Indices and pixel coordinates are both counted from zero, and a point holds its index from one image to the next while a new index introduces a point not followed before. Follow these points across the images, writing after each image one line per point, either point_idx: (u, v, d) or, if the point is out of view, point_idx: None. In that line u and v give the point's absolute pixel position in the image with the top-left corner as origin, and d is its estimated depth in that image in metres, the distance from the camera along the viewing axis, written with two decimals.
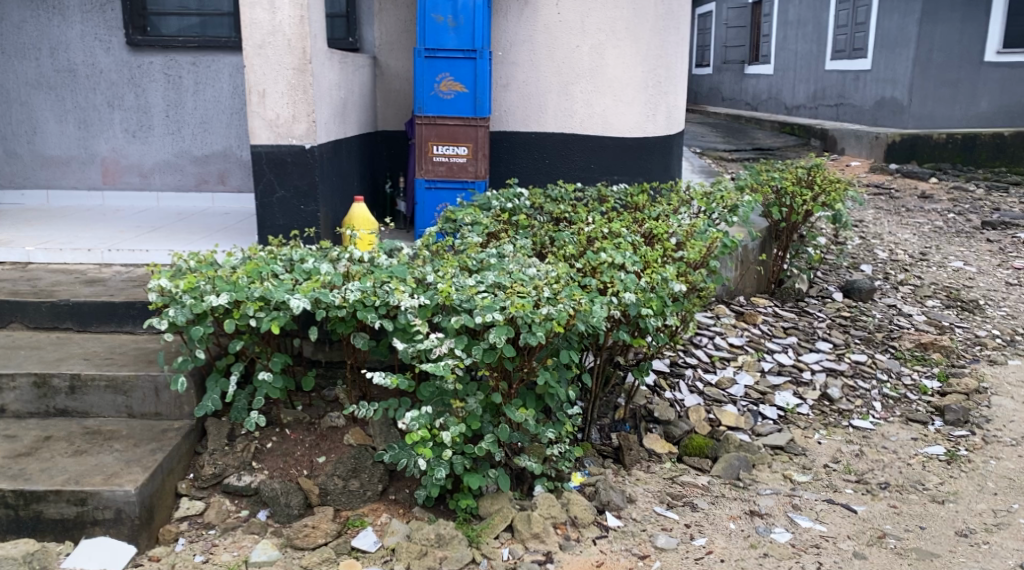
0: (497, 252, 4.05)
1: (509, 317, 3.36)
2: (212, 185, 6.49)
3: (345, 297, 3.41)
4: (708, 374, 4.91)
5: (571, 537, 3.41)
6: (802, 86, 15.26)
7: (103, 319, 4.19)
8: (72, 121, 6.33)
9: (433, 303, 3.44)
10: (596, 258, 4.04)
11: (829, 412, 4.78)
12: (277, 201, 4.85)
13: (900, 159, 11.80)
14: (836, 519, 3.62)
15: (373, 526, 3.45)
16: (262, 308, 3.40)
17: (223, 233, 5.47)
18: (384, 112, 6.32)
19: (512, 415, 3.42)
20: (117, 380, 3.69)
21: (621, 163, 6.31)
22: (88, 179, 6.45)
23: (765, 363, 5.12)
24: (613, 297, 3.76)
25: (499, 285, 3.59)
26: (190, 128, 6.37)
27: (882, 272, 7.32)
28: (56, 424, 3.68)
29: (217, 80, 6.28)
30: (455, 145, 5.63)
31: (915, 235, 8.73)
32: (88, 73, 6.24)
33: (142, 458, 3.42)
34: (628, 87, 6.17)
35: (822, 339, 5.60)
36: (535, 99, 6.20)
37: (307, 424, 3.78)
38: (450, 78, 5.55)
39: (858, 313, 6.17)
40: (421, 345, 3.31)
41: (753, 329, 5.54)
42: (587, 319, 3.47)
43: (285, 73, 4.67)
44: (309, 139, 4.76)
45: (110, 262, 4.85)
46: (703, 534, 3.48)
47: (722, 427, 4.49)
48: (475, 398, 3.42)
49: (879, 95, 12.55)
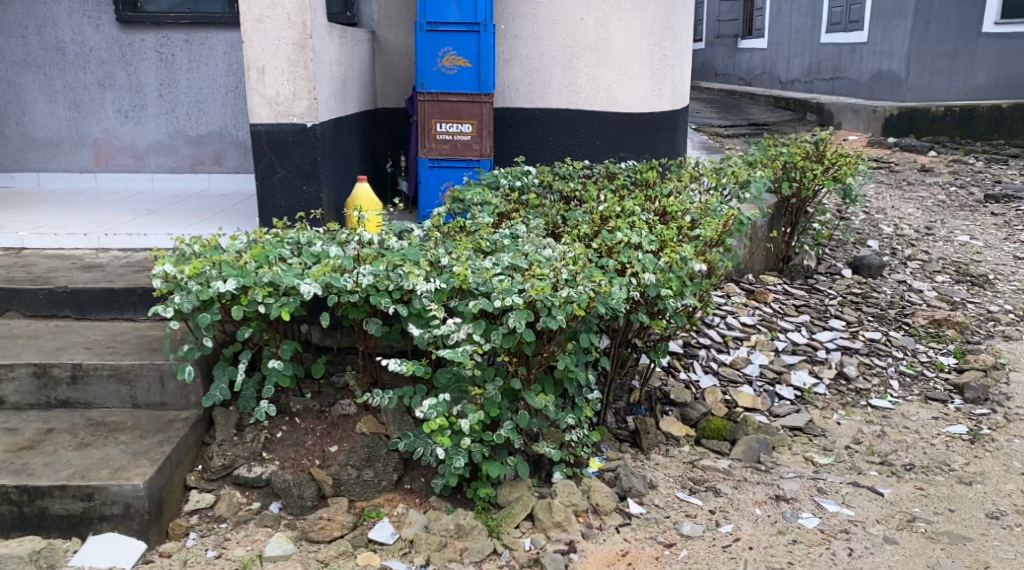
0: (511, 233, 3.94)
1: (528, 300, 3.25)
2: (207, 167, 6.34)
3: (357, 282, 3.29)
4: (722, 355, 4.80)
5: (593, 525, 3.33)
6: (797, 59, 15.10)
7: (103, 306, 4.05)
8: (61, 101, 6.14)
9: (449, 286, 3.30)
10: (612, 237, 3.95)
11: (846, 391, 4.70)
12: (278, 182, 4.69)
13: (897, 133, 11.62)
14: (863, 502, 3.54)
15: (390, 517, 3.35)
16: (271, 295, 3.27)
17: (222, 216, 5.31)
18: (384, 89, 6.16)
19: (532, 401, 3.32)
20: (120, 369, 3.56)
21: (627, 139, 6.18)
22: (80, 161, 6.27)
23: (778, 342, 5.02)
24: (632, 278, 3.66)
25: (515, 267, 3.47)
26: (184, 107, 6.20)
27: (888, 248, 7.24)
28: (58, 416, 3.55)
29: (211, 57, 6.10)
30: (459, 122, 5.49)
31: (918, 210, 8.65)
32: (78, 51, 6.05)
33: (150, 450, 3.29)
34: (634, 61, 6.03)
35: (834, 317, 5.52)
36: (539, 73, 6.05)
37: (317, 413, 3.68)
38: (453, 53, 5.39)
39: (868, 290, 6.08)
40: (438, 331, 3.20)
41: (764, 307, 5.45)
42: (607, 301, 3.37)
43: (285, 48, 4.51)
44: (310, 118, 4.61)
45: (107, 246, 4.72)
46: (729, 520, 3.39)
47: (739, 408, 4.41)
48: (493, 384, 3.30)
49: (876, 68, 12.44)
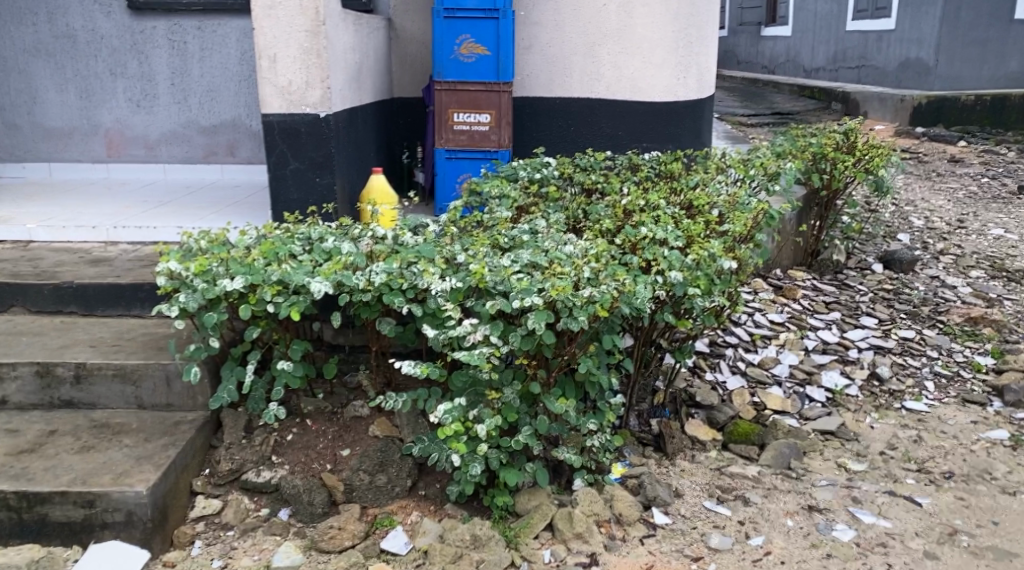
0: (530, 228, 3.77)
1: (548, 301, 3.10)
2: (220, 157, 6.21)
3: (370, 280, 3.14)
4: (750, 354, 4.63)
5: (616, 536, 3.17)
6: (822, 47, 14.79)
7: (109, 302, 3.94)
8: (73, 90, 6.04)
9: (465, 285, 3.14)
10: (636, 233, 3.79)
11: (880, 393, 4.50)
12: (291, 173, 4.54)
13: (925, 122, 11.32)
14: (900, 513, 3.36)
15: (403, 525, 3.21)
16: (280, 293, 3.13)
17: (233, 208, 5.18)
18: (401, 78, 6.00)
19: (552, 406, 3.16)
20: (125, 369, 3.43)
21: (651, 129, 5.99)
22: (92, 151, 6.16)
23: (808, 341, 4.85)
24: (658, 276, 3.50)
25: (535, 265, 3.33)
26: (197, 96, 6.07)
27: (919, 242, 7.02)
28: (61, 417, 3.44)
29: (224, 45, 5.96)
30: (477, 112, 5.32)
31: (950, 202, 8.39)
32: (88, 39, 5.94)
33: (154, 454, 3.17)
34: (658, 48, 5.80)
35: (866, 314, 5.33)
36: (560, 61, 5.89)
37: (329, 414, 3.55)
38: (471, 41, 5.22)
39: (900, 286, 5.86)
40: (454, 332, 3.04)
41: (793, 304, 5.29)
42: (631, 301, 3.21)
43: (297, 35, 4.36)
44: (324, 108, 4.46)
45: (116, 239, 4.60)
46: (760, 532, 3.22)
47: (768, 411, 4.23)
48: (511, 388, 3.15)
49: (904, 56, 12.14)
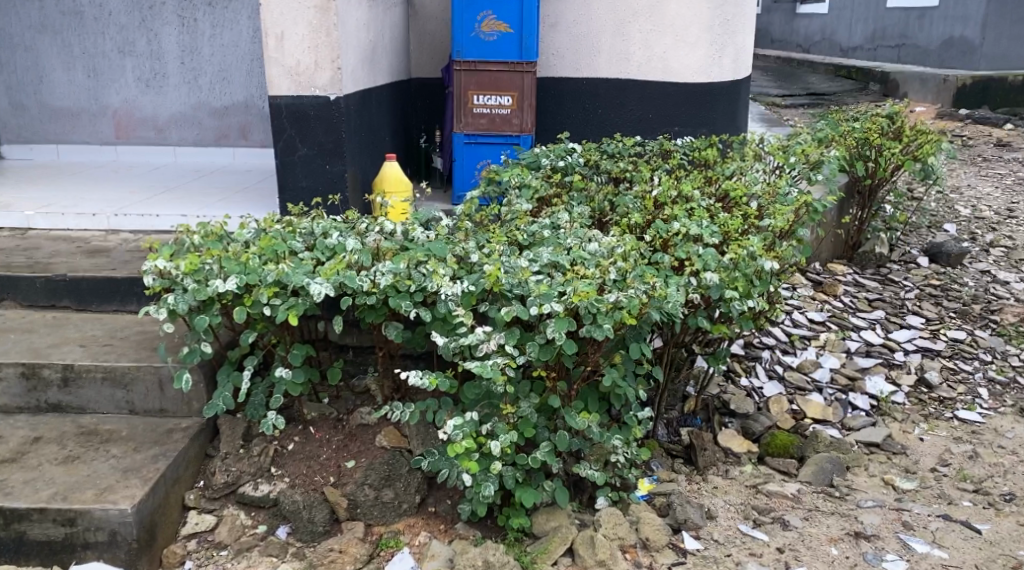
0: (551, 223, 3.49)
1: (570, 307, 2.81)
2: (233, 140, 5.96)
3: (375, 281, 2.87)
4: (788, 357, 4.34)
5: (642, 563, 2.91)
6: (859, 25, 14.27)
7: (104, 297, 3.70)
8: (80, 68, 5.81)
9: (479, 288, 2.87)
10: (668, 229, 3.50)
11: (928, 401, 4.16)
12: (300, 160, 4.28)
13: (969, 104, 10.85)
14: (957, 542, 3.04)
15: (410, 548, 2.96)
16: (277, 295, 2.87)
17: (241, 194, 4.92)
18: (419, 57, 5.72)
19: (573, 422, 2.88)
20: (115, 372, 3.20)
21: (683, 112, 5.63)
22: (100, 133, 5.95)
23: (850, 343, 4.54)
24: (691, 278, 3.21)
25: (556, 265, 3.06)
26: (207, 76, 5.81)
27: (967, 233, 6.63)
28: (48, 422, 3.21)
29: (235, 22, 5.69)
30: (498, 94, 5.02)
31: (997, 189, 7.96)
32: (96, 15, 5.70)
33: (142, 467, 2.94)
34: (693, 26, 5.44)
35: (912, 313, 4.98)
36: (587, 39, 5.58)
37: (334, 422, 3.30)
38: (493, 18, 4.91)
39: (948, 282, 5.50)
40: (465, 341, 2.76)
41: (833, 302, 4.99)
42: (662, 306, 2.95)
43: (306, 12, 4.07)
44: (334, 90, 4.17)
45: (117, 228, 4.38)
46: (800, 562, 2.93)
47: (807, 420, 3.93)
48: (528, 401, 2.86)
49: (947, 34, 11.67)
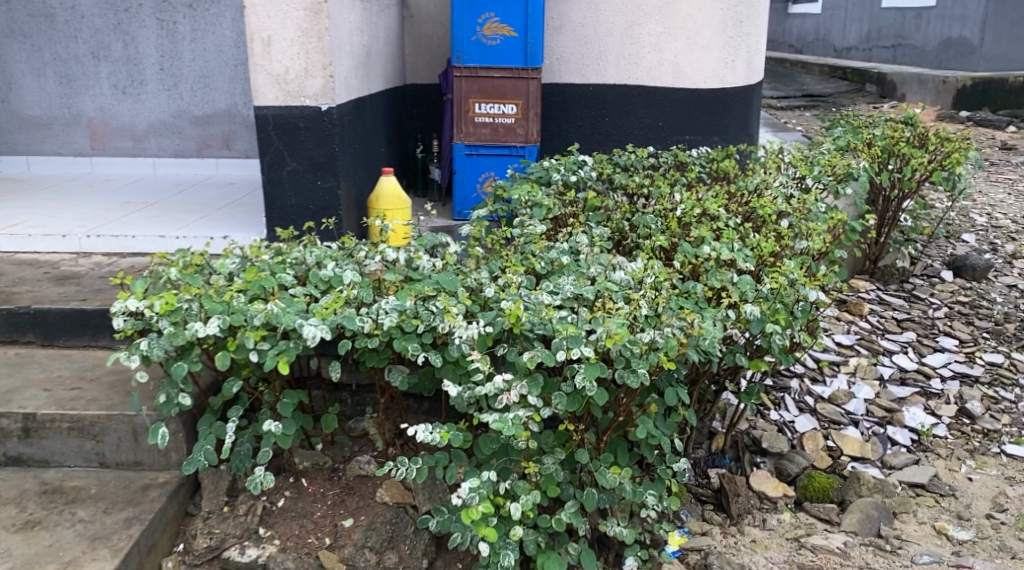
0: (570, 247, 3.15)
1: (600, 351, 2.48)
2: (216, 150, 5.60)
3: (377, 322, 2.52)
4: (819, 387, 4.02)
5: None
6: (854, 26, 14.01)
7: (73, 332, 3.32)
8: (51, 75, 5.43)
9: (497, 329, 2.53)
10: (696, 252, 3.17)
11: (972, 434, 3.86)
12: (288, 175, 3.92)
13: (970, 105, 10.59)
14: None
15: None
16: (266, 338, 2.51)
17: (225, 211, 4.56)
18: (415, 62, 5.39)
19: (603, 479, 2.55)
20: (83, 422, 2.83)
21: (694, 120, 5.32)
22: (74, 143, 5.56)
23: (883, 369, 4.23)
24: (729, 311, 2.88)
25: (580, 298, 2.73)
26: (188, 83, 5.44)
27: (987, 244, 6.34)
28: (7, 478, 2.84)
29: (218, 25, 5.32)
30: (502, 102, 4.69)
31: (1010, 195, 7.68)
32: (68, 17, 5.32)
33: (113, 534, 2.58)
34: (705, 28, 5.14)
35: (944, 334, 4.68)
36: (594, 43, 5.24)
37: (329, 473, 2.95)
38: (496, 20, 4.58)
39: (977, 298, 5.19)
40: (481, 392, 2.42)
41: (860, 322, 4.68)
42: (699, 344, 2.61)
43: (295, 15, 3.72)
44: (326, 99, 3.82)
45: (89, 250, 4.01)
46: None
47: (845, 458, 3.62)
48: (553, 457, 2.52)
49: (945, 34, 11.39)
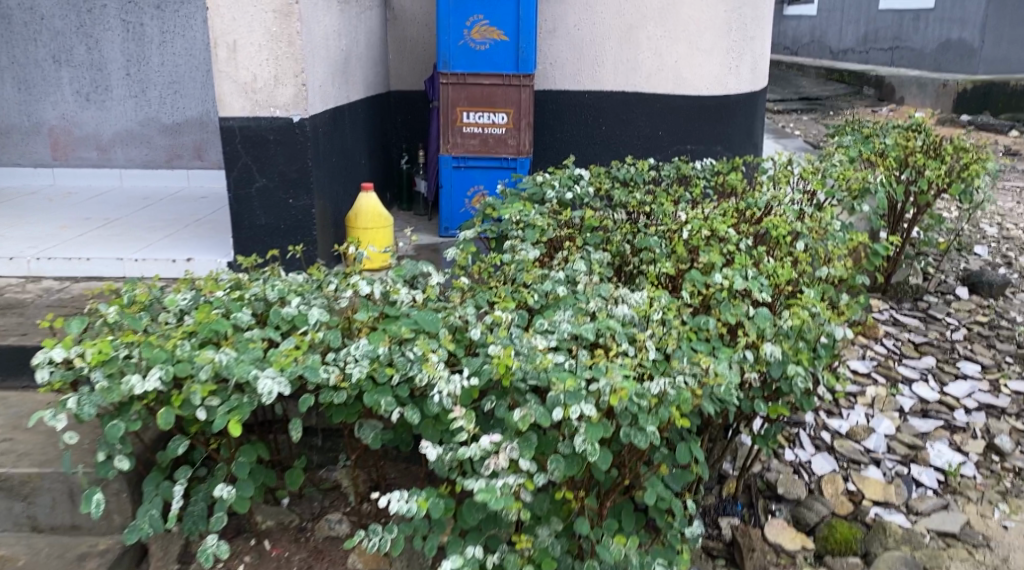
0: (567, 277, 2.83)
1: (603, 407, 2.15)
2: (187, 160, 5.25)
3: (345, 372, 2.19)
4: (835, 422, 3.73)
5: None
6: (850, 28, 13.73)
7: (11, 372, 2.98)
8: (9, 80, 5.07)
9: (484, 380, 2.20)
10: (706, 280, 2.85)
11: (1003, 473, 3.52)
12: (257, 193, 3.57)
13: (970, 109, 10.32)
14: None
15: None
16: (217, 392, 2.17)
17: (193, 228, 4.23)
18: (399, 68, 5.07)
19: (608, 551, 2.20)
20: (13, 481, 2.49)
21: (696, 129, 4.99)
22: (34, 153, 5.20)
23: (903, 400, 3.93)
24: (745, 352, 2.55)
25: (579, 339, 2.40)
26: (157, 89, 5.09)
27: (1001, 257, 6.04)
28: None
29: (188, 28, 4.98)
30: (492, 111, 4.38)
31: (1019, 203, 7.39)
32: (26, 19, 4.96)
33: None
34: (707, 32, 4.82)
35: (965, 359, 4.37)
36: (589, 47, 4.93)
37: (295, 533, 2.62)
38: (485, 23, 4.27)
39: (996, 318, 4.88)
40: (464, 455, 2.08)
41: (875, 347, 4.38)
42: (715, 393, 2.29)
43: (263, 17, 3.39)
44: (298, 109, 3.49)
45: (39, 274, 3.66)
46: None
47: (867, 502, 3.29)
48: (549, 527, 2.23)
49: (944, 36, 11.09)
